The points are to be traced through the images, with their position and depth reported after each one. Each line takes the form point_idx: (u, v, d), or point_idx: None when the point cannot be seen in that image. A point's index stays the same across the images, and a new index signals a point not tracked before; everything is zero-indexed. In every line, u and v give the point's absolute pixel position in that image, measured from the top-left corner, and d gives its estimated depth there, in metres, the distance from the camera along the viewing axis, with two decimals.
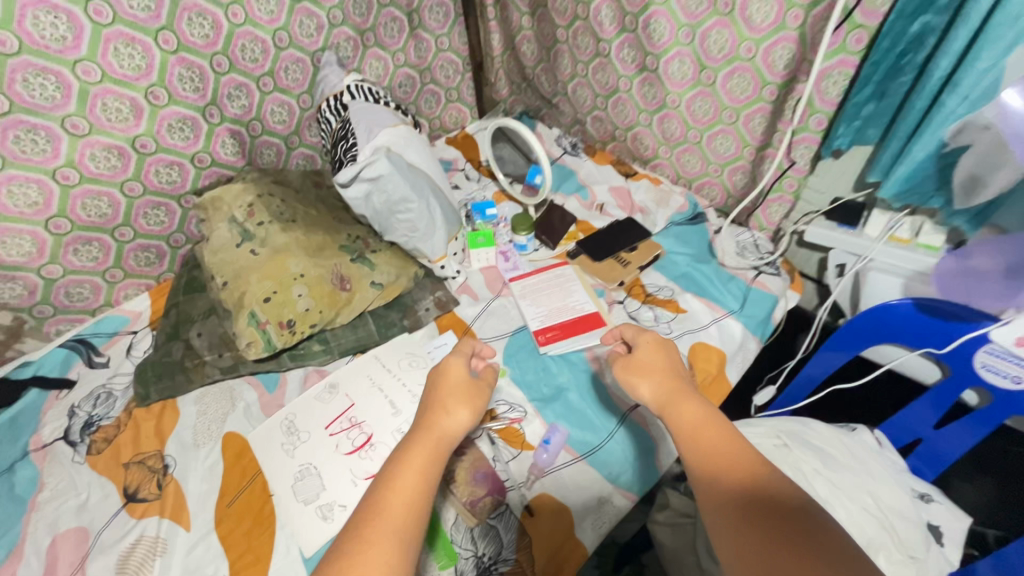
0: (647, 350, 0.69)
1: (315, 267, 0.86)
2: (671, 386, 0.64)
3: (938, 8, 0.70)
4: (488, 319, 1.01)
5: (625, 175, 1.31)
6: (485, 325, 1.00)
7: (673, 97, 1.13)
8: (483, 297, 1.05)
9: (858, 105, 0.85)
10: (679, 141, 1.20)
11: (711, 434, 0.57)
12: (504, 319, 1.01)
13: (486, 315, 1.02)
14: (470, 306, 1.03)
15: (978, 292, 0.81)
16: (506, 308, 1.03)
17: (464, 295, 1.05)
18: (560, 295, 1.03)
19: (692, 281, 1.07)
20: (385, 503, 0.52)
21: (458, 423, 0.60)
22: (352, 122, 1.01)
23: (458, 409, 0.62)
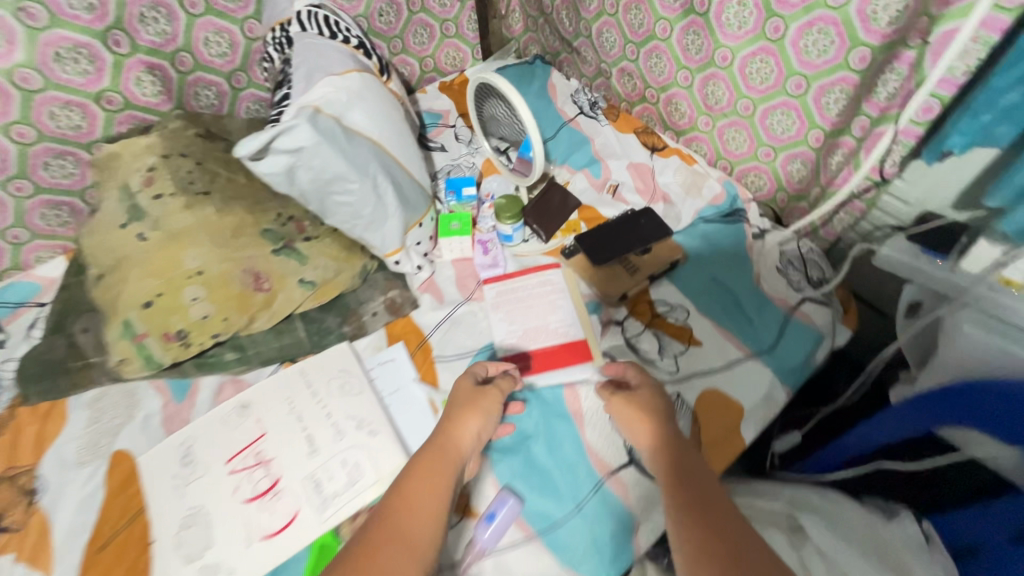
0: (640, 398, 0.63)
1: (218, 263, 0.67)
2: (669, 433, 0.59)
3: None
4: (449, 329, 0.82)
5: (651, 148, 1.05)
6: (445, 338, 0.81)
7: (724, 52, 0.87)
8: (448, 299, 0.85)
9: (997, 92, 0.59)
10: (726, 112, 0.93)
11: (692, 492, 0.50)
12: (469, 332, 0.81)
13: (447, 325, 0.82)
14: (430, 310, 0.83)
15: None
16: (474, 317, 0.83)
17: (426, 293, 0.85)
18: (541, 312, 0.83)
19: (714, 300, 0.84)
20: (407, 503, 0.52)
21: (471, 430, 0.62)
22: (292, 64, 0.78)
23: (465, 417, 0.63)
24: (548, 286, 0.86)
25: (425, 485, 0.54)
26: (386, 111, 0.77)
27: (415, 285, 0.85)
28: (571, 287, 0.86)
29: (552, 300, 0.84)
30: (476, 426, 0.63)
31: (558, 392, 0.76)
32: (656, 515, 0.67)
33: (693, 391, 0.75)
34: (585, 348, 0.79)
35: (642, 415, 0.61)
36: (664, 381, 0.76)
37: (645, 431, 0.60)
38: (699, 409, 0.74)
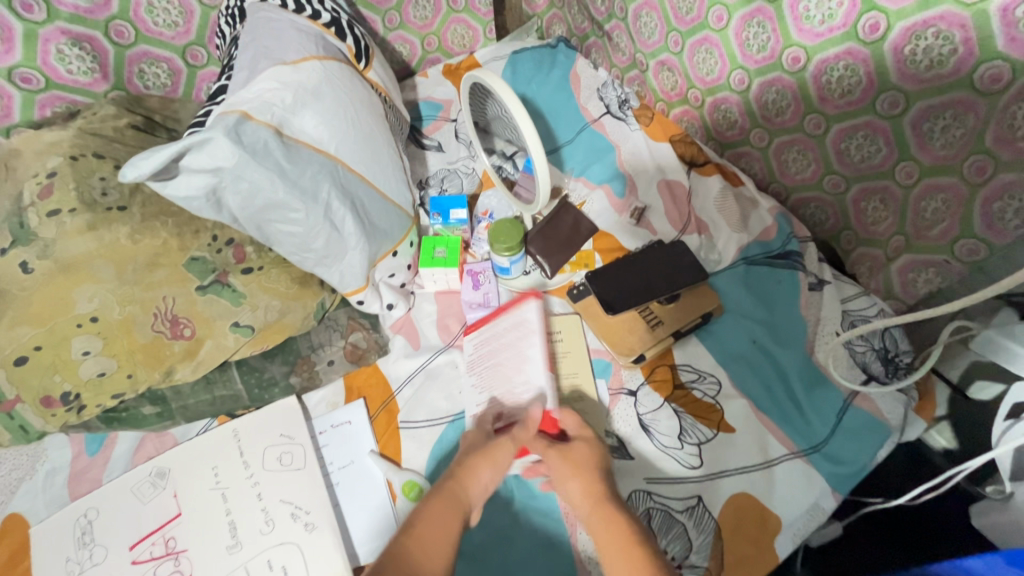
0: (570, 457, 0.53)
1: (119, 306, 0.53)
2: (607, 488, 0.51)
3: None
4: (419, 383, 0.66)
5: (689, 163, 0.87)
6: (418, 396, 0.65)
7: (795, 52, 0.68)
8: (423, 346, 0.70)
9: None
10: (789, 126, 0.75)
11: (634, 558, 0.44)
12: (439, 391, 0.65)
13: (418, 380, 0.66)
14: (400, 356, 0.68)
15: None
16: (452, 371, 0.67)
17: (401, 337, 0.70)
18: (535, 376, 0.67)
19: (756, 373, 0.67)
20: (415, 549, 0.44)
21: (485, 479, 0.52)
22: (240, 44, 0.61)
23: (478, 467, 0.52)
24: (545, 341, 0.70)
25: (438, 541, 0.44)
26: (356, 109, 0.60)
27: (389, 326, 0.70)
28: (577, 339, 0.71)
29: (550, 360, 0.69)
30: (489, 477, 0.52)
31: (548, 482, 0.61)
32: None
33: (718, 496, 0.60)
34: (554, 422, 0.58)
35: (577, 469, 0.52)
36: (682, 478, 0.61)
37: (577, 487, 0.51)
38: (726, 523, 0.59)
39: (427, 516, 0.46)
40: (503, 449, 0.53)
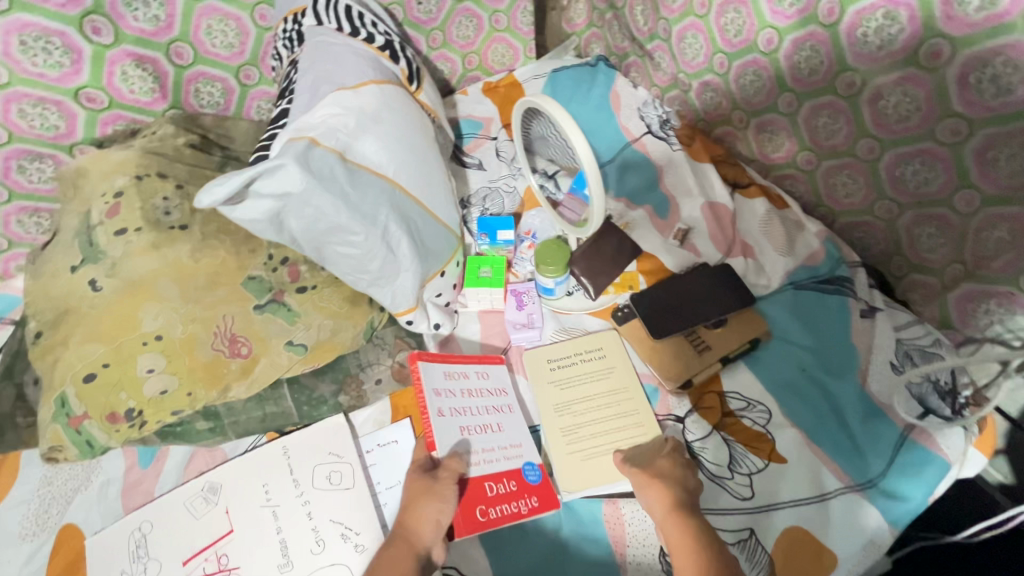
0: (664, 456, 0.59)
1: (182, 325, 0.54)
2: (684, 499, 0.55)
3: None
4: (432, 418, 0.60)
5: (733, 185, 0.86)
6: (441, 425, 0.61)
7: (850, 76, 0.68)
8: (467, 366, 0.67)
9: None
10: (839, 150, 0.74)
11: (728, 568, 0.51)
12: (443, 425, 0.61)
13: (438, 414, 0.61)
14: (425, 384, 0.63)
15: None
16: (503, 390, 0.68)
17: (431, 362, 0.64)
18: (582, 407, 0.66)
19: (807, 402, 0.65)
20: None
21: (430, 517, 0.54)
22: (299, 67, 0.63)
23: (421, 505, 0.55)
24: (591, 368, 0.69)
25: None
26: (412, 133, 0.61)
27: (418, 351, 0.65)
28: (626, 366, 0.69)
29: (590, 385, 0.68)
30: (436, 511, 0.54)
31: (596, 508, 0.60)
32: None
33: (771, 529, 0.58)
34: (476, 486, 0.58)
35: (654, 479, 0.56)
36: (733, 509, 0.60)
37: (655, 495, 0.55)
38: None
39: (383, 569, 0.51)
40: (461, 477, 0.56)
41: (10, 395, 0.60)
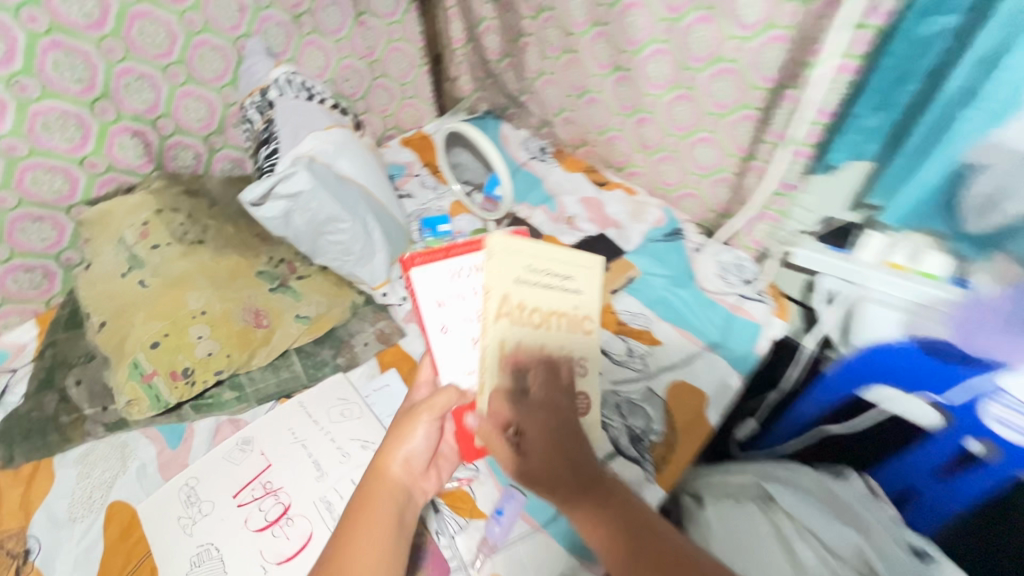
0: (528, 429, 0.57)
1: (218, 303, 0.72)
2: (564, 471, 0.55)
3: (952, 6, 0.60)
4: (436, 345, 0.64)
5: (598, 184, 1.20)
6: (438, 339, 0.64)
7: (650, 99, 1.04)
8: (557, 265, 0.62)
9: (862, 116, 0.74)
10: (657, 148, 1.10)
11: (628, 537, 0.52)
12: (440, 340, 0.64)
13: (440, 315, 0.64)
14: (443, 266, 0.66)
15: (985, 346, 0.69)
16: (592, 307, 0.63)
17: (491, 256, 0.60)
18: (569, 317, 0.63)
19: (670, 307, 0.96)
20: (345, 539, 0.54)
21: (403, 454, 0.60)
22: (277, 123, 0.85)
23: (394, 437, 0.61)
24: (544, 276, 0.61)
25: (361, 525, 0.54)
26: (371, 157, 0.86)
27: (496, 235, 0.60)
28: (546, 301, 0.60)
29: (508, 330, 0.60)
30: (402, 451, 0.61)
31: None
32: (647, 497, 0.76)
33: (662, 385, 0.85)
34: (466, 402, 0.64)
35: (525, 453, 0.57)
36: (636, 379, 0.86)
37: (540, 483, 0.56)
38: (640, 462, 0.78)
39: (358, 510, 0.57)
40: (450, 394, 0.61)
41: (54, 398, 0.75)
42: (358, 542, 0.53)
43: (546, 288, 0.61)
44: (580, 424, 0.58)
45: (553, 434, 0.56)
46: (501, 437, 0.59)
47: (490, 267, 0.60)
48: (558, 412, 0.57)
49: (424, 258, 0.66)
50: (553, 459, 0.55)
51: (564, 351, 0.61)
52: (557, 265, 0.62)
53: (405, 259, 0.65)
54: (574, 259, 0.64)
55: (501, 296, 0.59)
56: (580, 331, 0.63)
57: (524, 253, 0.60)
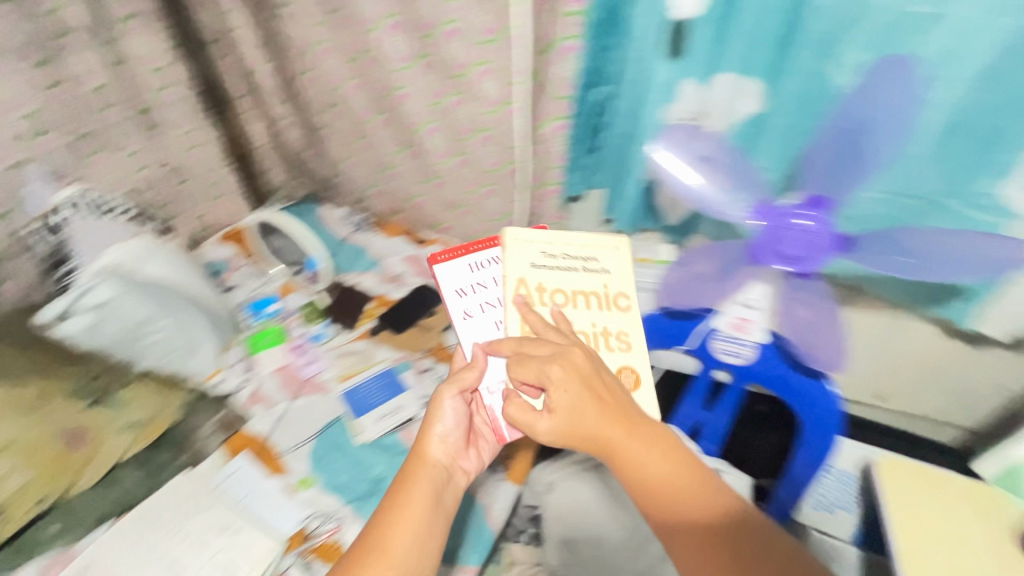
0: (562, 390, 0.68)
1: (31, 433, 0.78)
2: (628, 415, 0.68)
3: (608, 79, 0.89)
4: (464, 330, 0.83)
5: (417, 243, 1.37)
6: (466, 328, 0.83)
7: (439, 166, 1.24)
8: (574, 249, 0.85)
9: (581, 158, 1.01)
10: (457, 204, 1.29)
11: (680, 479, 0.66)
12: (467, 329, 0.83)
13: (464, 302, 0.84)
14: (462, 261, 0.87)
15: (701, 295, 0.92)
16: (624, 285, 0.84)
17: (510, 249, 0.83)
18: (580, 281, 0.84)
19: None
20: (384, 527, 0.63)
21: (438, 438, 0.74)
22: (69, 240, 0.86)
23: (430, 425, 0.74)
24: (549, 254, 0.84)
25: (397, 513, 0.64)
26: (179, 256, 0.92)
27: (510, 232, 0.84)
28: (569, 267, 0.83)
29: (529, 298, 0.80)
30: (440, 432, 0.74)
31: (395, 437, 0.92)
32: (500, 494, 0.93)
33: None
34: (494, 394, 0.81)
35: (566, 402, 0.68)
36: None
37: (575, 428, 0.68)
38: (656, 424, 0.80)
39: (397, 503, 0.66)
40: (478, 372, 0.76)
41: None
42: (404, 520, 0.64)
43: (568, 270, 0.84)
44: (600, 365, 0.71)
45: (582, 383, 0.68)
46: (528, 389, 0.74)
47: (512, 254, 0.83)
48: (582, 370, 0.69)
49: (448, 257, 0.86)
50: (582, 410, 0.67)
51: (564, 329, 0.78)
52: (570, 252, 0.85)
53: (432, 259, 0.86)
54: (587, 249, 0.85)
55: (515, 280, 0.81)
56: (591, 305, 0.82)
57: (535, 245, 0.84)
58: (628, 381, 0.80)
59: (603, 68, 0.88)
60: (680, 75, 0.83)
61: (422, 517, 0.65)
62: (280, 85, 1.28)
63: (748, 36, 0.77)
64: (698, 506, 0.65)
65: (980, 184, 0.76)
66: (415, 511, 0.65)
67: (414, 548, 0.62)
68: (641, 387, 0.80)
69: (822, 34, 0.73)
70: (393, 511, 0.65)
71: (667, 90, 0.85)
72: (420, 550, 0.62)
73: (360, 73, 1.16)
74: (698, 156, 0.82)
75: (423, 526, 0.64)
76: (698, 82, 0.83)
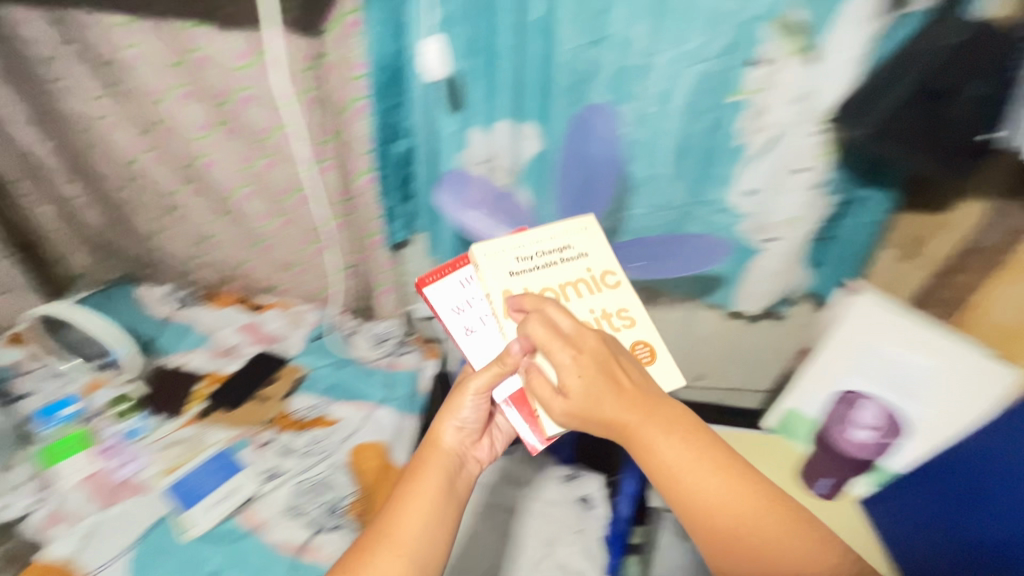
0: (573, 374, 0.63)
1: None
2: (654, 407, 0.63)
3: (404, 134, 0.97)
4: (467, 343, 0.78)
5: (252, 310, 1.29)
6: (468, 342, 0.78)
7: (262, 230, 1.21)
8: (548, 242, 0.76)
9: (395, 207, 1.06)
10: (290, 265, 1.27)
11: (707, 477, 0.59)
12: (471, 341, 0.78)
13: (464, 318, 0.78)
14: (452, 279, 0.79)
15: None
16: (608, 263, 0.77)
17: (481, 266, 0.74)
18: (564, 271, 0.75)
19: (341, 388, 1.11)
20: (391, 523, 0.65)
21: (449, 436, 0.76)
22: None
23: (441, 421, 0.77)
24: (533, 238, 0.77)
25: (409, 500, 0.67)
26: None
27: (477, 247, 0.74)
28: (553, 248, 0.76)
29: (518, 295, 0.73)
30: (454, 424, 0.77)
31: (232, 522, 0.89)
32: None
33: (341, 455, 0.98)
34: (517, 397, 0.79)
35: (578, 389, 0.63)
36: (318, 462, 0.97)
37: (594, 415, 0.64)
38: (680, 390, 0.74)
39: (406, 495, 0.68)
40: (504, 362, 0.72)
41: None
42: (407, 517, 0.65)
43: (546, 267, 0.75)
44: (616, 348, 0.66)
45: (598, 367, 0.63)
46: (565, 362, 0.63)
47: (486, 271, 0.74)
48: (600, 359, 0.64)
49: (436, 277, 0.78)
50: (596, 395, 0.62)
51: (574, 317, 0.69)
52: (546, 245, 0.76)
53: (420, 284, 0.78)
54: (552, 245, 0.76)
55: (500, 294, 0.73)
56: (584, 291, 0.75)
57: (507, 251, 0.75)
58: (643, 355, 0.73)
59: (398, 124, 0.96)
60: (465, 125, 0.92)
61: (425, 507, 0.66)
62: (65, 164, 1.17)
63: (510, 91, 0.88)
64: (720, 509, 0.59)
65: (709, 194, 0.93)
66: (419, 504, 0.67)
67: (417, 541, 0.64)
68: (658, 357, 0.73)
69: (571, 83, 0.87)
70: (401, 504, 0.67)
71: (458, 138, 0.94)
72: (430, 535, 0.65)
73: (157, 145, 1.10)
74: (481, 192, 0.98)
75: (429, 518, 0.66)
76: (481, 130, 0.93)
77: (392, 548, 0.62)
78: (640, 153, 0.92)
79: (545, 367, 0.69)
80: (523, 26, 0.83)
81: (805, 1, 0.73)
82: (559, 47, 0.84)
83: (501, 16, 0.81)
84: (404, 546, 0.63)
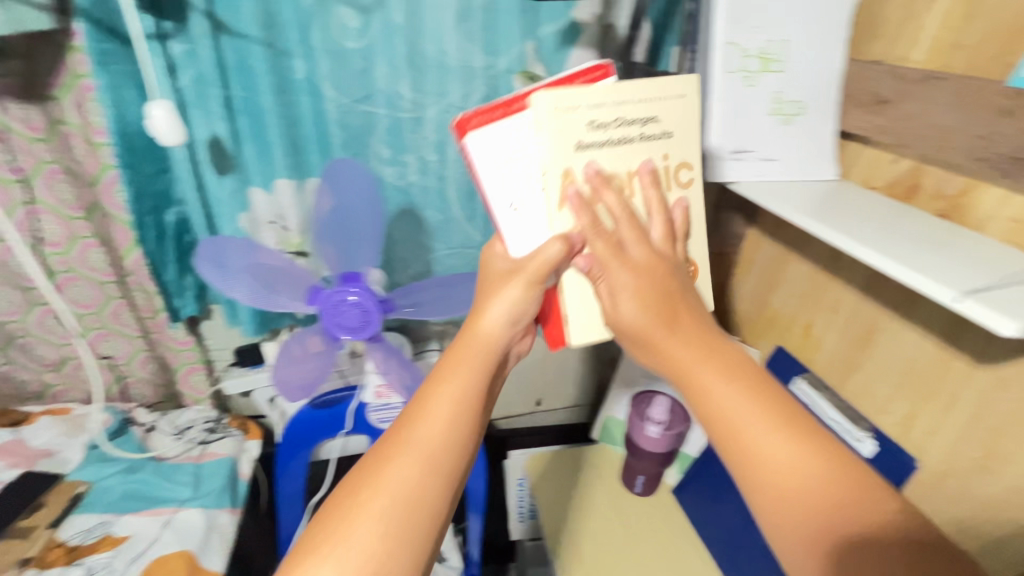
0: (628, 306, 0.52)
1: None
2: (727, 362, 0.49)
3: (174, 202, 0.87)
4: (504, 216, 0.57)
5: (12, 425, 1.02)
6: (508, 222, 0.57)
7: (17, 325, 1.01)
8: (626, 106, 0.54)
9: (176, 281, 0.94)
10: (63, 361, 1.07)
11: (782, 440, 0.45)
12: (511, 222, 0.57)
13: (511, 189, 0.56)
14: (504, 126, 0.54)
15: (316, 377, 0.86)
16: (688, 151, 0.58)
17: (546, 125, 0.52)
18: (635, 153, 0.56)
19: (135, 495, 0.95)
20: (407, 429, 0.50)
21: (499, 315, 0.56)
22: None
23: (488, 302, 0.56)
24: (619, 92, 0.53)
25: (426, 411, 0.51)
26: None
27: (542, 94, 0.52)
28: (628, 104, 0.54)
29: (586, 163, 0.54)
30: (507, 307, 0.56)
31: None
32: None
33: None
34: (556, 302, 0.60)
35: (630, 291, 0.52)
36: None
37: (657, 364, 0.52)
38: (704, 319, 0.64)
39: (423, 405, 0.52)
40: (537, 264, 0.54)
41: None
42: (404, 449, 0.48)
43: (619, 143, 0.55)
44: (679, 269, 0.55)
45: (655, 295, 0.52)
46: (646, 266, 0.53)
47: (542, 136, 0.52)
48: (657, 276, 0.52)
49: (481, 118, 0.54)
50: (649, 324, 0.51)
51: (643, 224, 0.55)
52: (628, 110, 0.54)
53: (460, 126, 0.54)
54: (638, 109, 0.55)
55: (562, 172, 0.54)
56: (651, 187, 0.56)
57: (581, 109, 0.53)
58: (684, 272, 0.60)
59: (165, 192, 0.86)
60: (243, 184, 0.87)
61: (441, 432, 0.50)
62: None
63: (285, 148, 0.86)
64: (789, 472, 0.44)
65: None
66: (448, 407, 0.51)
67: (442, 450, 0.49)
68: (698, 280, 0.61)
69: (349, 134, 0.87)
70: (424, 408, 0.51)
71: (238, 199, 0.88)
72: (436, 454, 0.49)
73: None
74: (241, 265, 0.77)
75: (462, 428, 0.51)
76: (263, 188, 0.88)
77: (414, 453, 0.48)
78: (432, 198, 0.95)
79: (582, 282, 0.58)
80: (287, 84, 0.81)
81: (542, 57, 0.84)
82: (325, 101, 0.84)
83: (259, 75, 0.79)
84: (431, 456, 0.48)
